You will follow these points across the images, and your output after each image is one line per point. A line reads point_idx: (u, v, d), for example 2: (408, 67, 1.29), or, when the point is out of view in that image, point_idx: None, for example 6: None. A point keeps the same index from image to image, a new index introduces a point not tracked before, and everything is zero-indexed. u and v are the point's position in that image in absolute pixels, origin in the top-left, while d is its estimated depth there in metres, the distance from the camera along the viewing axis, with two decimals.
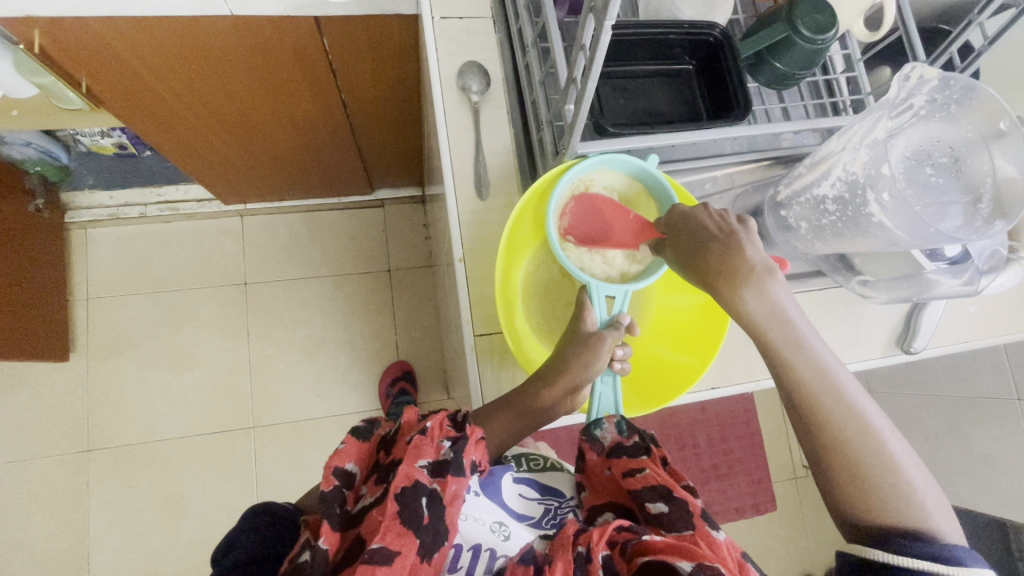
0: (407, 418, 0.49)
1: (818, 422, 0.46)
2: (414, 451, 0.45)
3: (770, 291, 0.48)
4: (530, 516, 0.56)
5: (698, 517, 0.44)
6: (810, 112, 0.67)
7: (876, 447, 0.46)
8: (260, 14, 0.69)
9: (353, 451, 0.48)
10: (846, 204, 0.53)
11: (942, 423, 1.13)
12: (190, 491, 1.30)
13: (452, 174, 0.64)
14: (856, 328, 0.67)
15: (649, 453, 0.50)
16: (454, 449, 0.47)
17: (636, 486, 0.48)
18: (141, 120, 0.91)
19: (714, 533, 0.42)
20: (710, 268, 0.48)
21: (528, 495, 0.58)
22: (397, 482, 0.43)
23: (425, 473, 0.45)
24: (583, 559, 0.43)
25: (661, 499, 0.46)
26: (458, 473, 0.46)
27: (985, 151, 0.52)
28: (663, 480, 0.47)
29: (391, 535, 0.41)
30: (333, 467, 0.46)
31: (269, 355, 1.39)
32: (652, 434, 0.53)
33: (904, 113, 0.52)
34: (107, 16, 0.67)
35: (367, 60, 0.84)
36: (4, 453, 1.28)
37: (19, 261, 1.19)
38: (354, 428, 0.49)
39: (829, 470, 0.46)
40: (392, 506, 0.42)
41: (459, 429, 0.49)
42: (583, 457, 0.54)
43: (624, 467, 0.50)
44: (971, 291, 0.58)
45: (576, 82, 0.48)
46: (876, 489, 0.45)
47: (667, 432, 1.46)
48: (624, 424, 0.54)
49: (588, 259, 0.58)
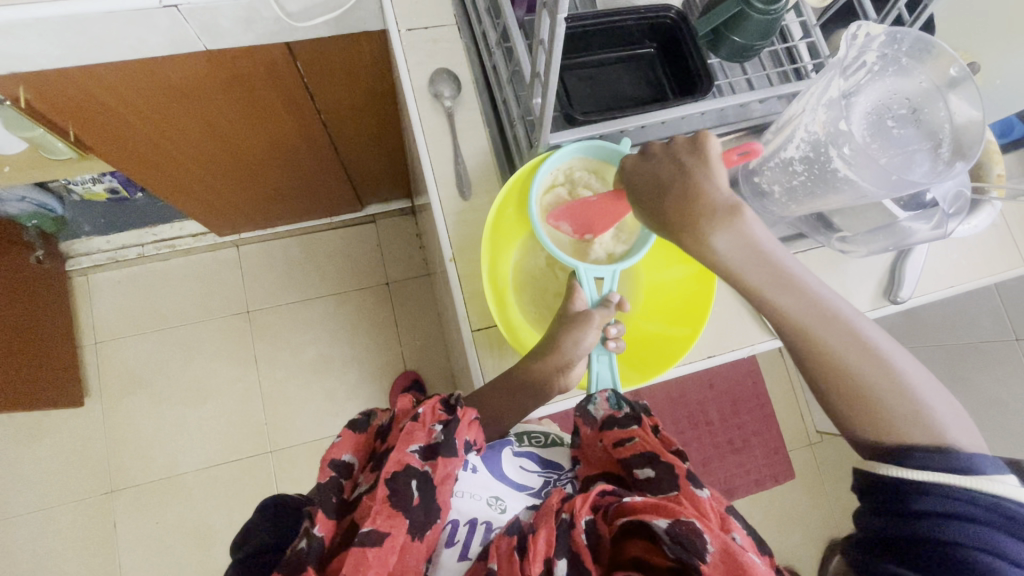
0: (402, 406, 0.52)
1: (816, 352, 0.50)
2: (404, 438, 0.49)
3: (740, 225, 0.49)
4: (530, 487, 0.61)
5: (684, 477, 0.47)
6: (773, 80, 0.68)
7: (869, 358, 0.49)
8: (233, 45, 0.72)
9: (349, 443, 0.52)
10: (812, 164, 0.55)
11: (946, 373, 1.14)
12: (216, 520, 1.32)
13: (433, 178, 0.66)
14: (844, 283, 0.69)
15: (638, 422, 0.54)
16: (445, 432, 0.50)
17: (625, 454, 0.53)
18: (131, 161, 0.94)
19: (696, 492, 0.45)
20: (672, 217, 0.51)
21: (529, 468, 0.63)
22: (388, 467, 0.47)
23: (416, 458, 0.48)
24: (567, 525, 0.46)
25: (648, 465, 0.51)
26: (448, 455, 0.49)
27: (940, 99, 0.54)
28: (652, 446, 0.52)
29: (381, 518, 0.44)
30: (331, 459, 0.50)
31: (279, 380, 1.41)
32: (644, 404, 0.56)
33: (858, 71, 0.54)
34: (88, 64, 0.69)
35: (342, 80, 0.86)
36: (31, 501, 1.30)
37: (26, 313, 1.22)
38: (352, 421, 0.54)
39: (837, 397, 0.50)
40: (381, 491, 0.45)
41: (450, 412, 0.52)
42: (579, 430, 0.58)
43: (614, 438, 0.54)
44: (942, 234, 0.59)
45: (540, 76, 0.50)
46: (867, 400, 0.49)
47: (679, 412, 1.47)
48: (616, 396, 0.57)
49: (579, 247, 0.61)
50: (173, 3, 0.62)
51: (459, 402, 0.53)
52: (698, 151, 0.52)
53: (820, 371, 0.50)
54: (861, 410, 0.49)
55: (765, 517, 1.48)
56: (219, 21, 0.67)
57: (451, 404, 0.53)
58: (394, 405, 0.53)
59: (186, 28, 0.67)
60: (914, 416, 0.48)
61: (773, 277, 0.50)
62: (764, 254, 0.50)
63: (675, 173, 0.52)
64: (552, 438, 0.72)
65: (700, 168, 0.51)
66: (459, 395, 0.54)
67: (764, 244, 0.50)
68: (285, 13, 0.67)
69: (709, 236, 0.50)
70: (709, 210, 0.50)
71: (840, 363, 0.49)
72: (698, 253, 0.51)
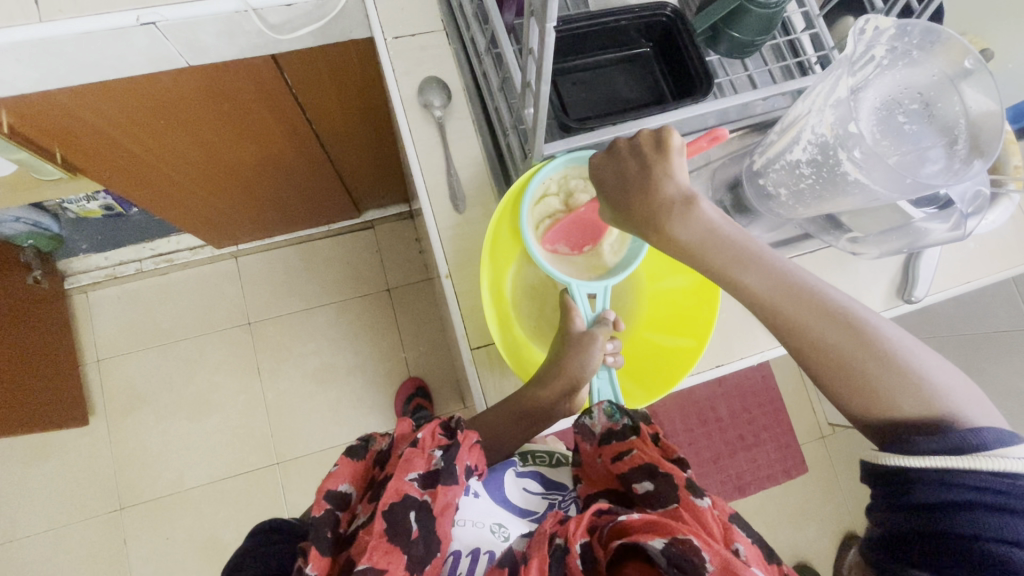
0: (401, 430, 0.52)
1: (802, 345, 0.45)
2: (403, 465, 0.47)
3: (695, 214, 0.48)
4: (533, 511, 0.59)
5: (683, 488, 0.46)
6: (776, 76, 0.66)
7: (858, 339, 0.44)
8: (217, 60, 0.70)
9: (347, 472, 0.50)
10: (820, 167, 0.53)
11: (962, 364, 1.11)
12: (226, 533, 1.31)
13: (426, 191, 0.64)
14: (855, 284, 0.67)
15: (636, 433, 0.52)
16: (446, 457, 0.48)
17: (625, 468, 0.51)
18: (121, 180, 0.92)
19: (696, 502, 0.45)
20: (637, 215, 0.50)
21: (532, 489, 0.62)
22: (386, 497, 0.45)
23: (415, 486, 0.46)
24: (561, 551, 0.44)
25: (647, 478, 0.49)
26: (448, 482, 0.47)
27: (954, 91, 0.51)
28: (649, 458, 0.50)
29: (379, 554, 0.43)
30: (326, 491, 0.48)
31: (283, 390, 1.40)
32: (642, 413, 0.55)
33: (866, 65, 0.51)
34: (69, 87, 0.67)
35: (330, 89, 0.84)
36: (41, 521, 1.30)
37: (28, 334, 1.21)
38: (349, 447, 0.52)
39: (837, 391, 0.45)
40: (378, 525, 0.43)
41: (451, 437, 0.51)
42: (579, 447, 0.57)
43: (614, 452, 0.53)
44: (961, 236, 0.55)
45: (532, 86, 0.48)
46: (859, 375, 0.44)
47: (688, 410, 1.45)
48: (613, 408, 0.55)
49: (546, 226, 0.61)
50: (151, 20, 0.61)
51: (460, 424, 0.52)
52: (662, 146, 0.50)
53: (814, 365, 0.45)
54: (857, 388, 0.44)
55: (779, 512, 1.46)
56: (201, 36, 0.65)
57: (451, 428, 0.51)
58: (394, 429, 0.52)
59: (167, 46, 0.65)
60: (907, 389, 0.43)
61: (735, 256, 0.46)
62: (726, 238, 0.47)
63: (639, 171, 0.50)
64: (558, 457, 0.70)
65: (661, 165, 0.49)
66: (459, 418, 0.53)
67: (729, 229, 0.47)
68: (267, 26, 0.65)
69: (669, 228, 0.48)
70: (663, 206, 0.49)
71: (822, 342, 0.44)
72: (663, 248, 0.50)
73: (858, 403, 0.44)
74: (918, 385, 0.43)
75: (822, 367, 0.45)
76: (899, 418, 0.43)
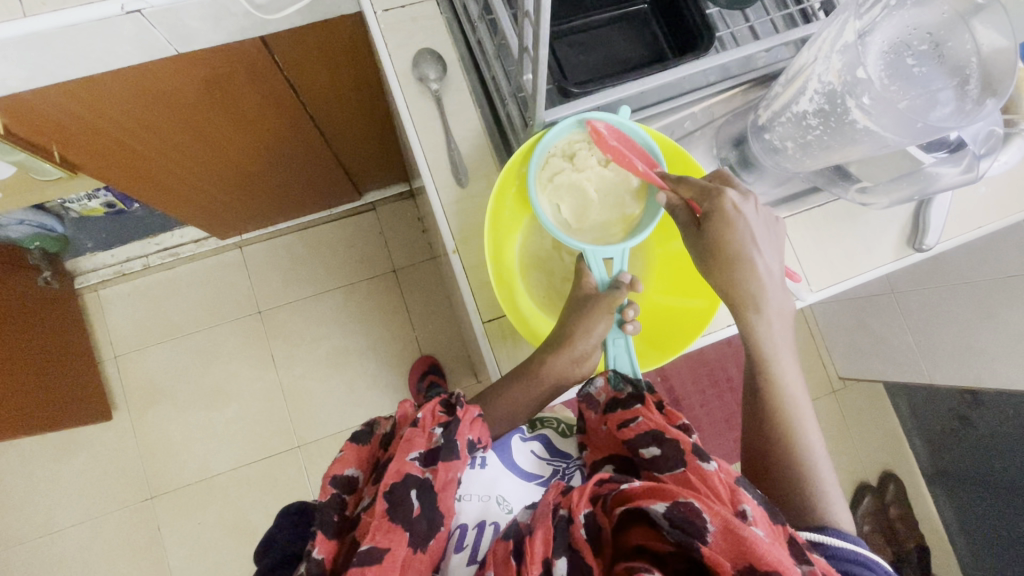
0: (403, 411, 0.53)
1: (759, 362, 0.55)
2: (405, 446, 0.49)
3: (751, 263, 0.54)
4: (539, 476, 0.61)
5: (690, 452, 0.47)
6: (778, 26, 0.63)
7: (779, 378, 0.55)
8: (205, 46, 0.68)
9: (352, 456, 0.52)
10: (827, 117, 0.52)
11: (973, 309, 1.11)
12: (254, 517, 1.35)
13: (427, 166, 0.63)
14: (864, 237, 0.66)
15: (642, 401, 0.53)
16: (446, 433, 0.50)
17: (631, 435, 0.51)
18: (122, 174, 0.92)
19: (703, 466, 0.45)
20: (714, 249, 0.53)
21: (540, 455, 0.63)
22: (389, 477, 0.46)
23: (417, 465, 0.48)
24: (565, 521, 0.45)
25: (654, 444, 0.49)
26: (449, 458, 0.49)
27: (964, 28, 0.50)
28: (656, 424, 0.50)
29: (381, 533, 0.44)
30: (333, 476, 0.50)
31: (299, 376, 1.42)
32: (647, 382, 0.55)
33: (873, 7, 0.50)
34: (60, 81, 0.66)
35: (322, 67, 0.82)
36: (76, 513, 1.34)
37: (44, 334, 1.23)
38: (354, 434, 0.54)
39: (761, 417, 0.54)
40: (379, 506, 0.45)
41: (451, 413, 0.52)
42: (584, 415, 0.58)
43: (619, 420, 0.53)
44: (972, 179, 0.54)
45: (529, 50, 0.47)
46: (781, 454, 0.53)
47: (698, 372, 1.46)
48: (617, 378, 0.57)
49: (560, 173, 0.57)
50: (136, 8, 0.59)
51: (460, 401, 0.53)
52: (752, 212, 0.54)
53: (759, 387, 0.55)
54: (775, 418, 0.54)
55: None
56: (187, 22, 0.63)
57: (452, 404, 0.53)
58: (397, 410, 0.54)
59: (154, 33, 0.64)
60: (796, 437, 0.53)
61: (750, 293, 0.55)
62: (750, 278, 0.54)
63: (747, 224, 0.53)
64: (566, 426, 0.70)
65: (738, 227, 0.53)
66: (460, 394, 0.54)
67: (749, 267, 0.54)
68: (254, 7, 0.64)
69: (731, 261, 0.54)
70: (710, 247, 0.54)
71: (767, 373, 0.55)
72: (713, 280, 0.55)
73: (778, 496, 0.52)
74: (820, 497, 0.51)
75: (770, 460, 0.53)
76: (787, 463, 0.52)
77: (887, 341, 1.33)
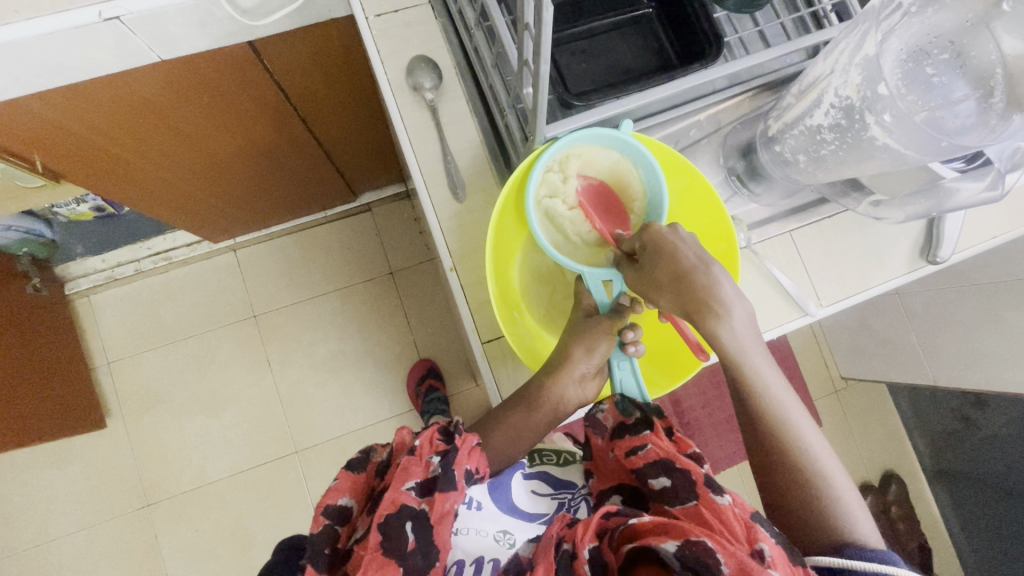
0: (400, 438, 0.51)
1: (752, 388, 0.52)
2: (401, 475, 0.47)
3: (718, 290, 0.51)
4: (542, 514, 0.58)
5: (702, 485, 0.45)
6: (789, 29, 0.60)
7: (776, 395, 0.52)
8: (190, 53, 0.66)
9: (346, 484, 0.50)
10: (843, 132, 0.50)
11: (978, 312, 1.09)
12: (252, 523, 1.34)
13: (423, 180, 0.60)
14: (876, 248, 0.64)
15: (650, 427, 0.51)
16: (443, 462, 0.48)
17: (640, 464, 0.50)
18: (108, 182, 0.89)
19: (716, 499, 0.44)
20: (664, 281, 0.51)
21: (541, 491, 0.60)
22: (383, 507, 0.45)
23: (413, 495, 0.46)
24: (569, 556, 0.43)
25: (663, 474, 0.48)
26: (446, 488, 0.46)
27: (987, 34, 0.47)
28: (665, 452, 0.49)
29: (374, 568, 0.43)
30: (326, 506, 0.48)
31: (296, 381, 1.40)
32: (655, 405, 0.53)
33: (892, 14, 0.48)
34: (37, 91, 0.63)
35: (312, 70, 0.78)
36: (72, 522, 1.33)
37: (35, 342, 1.21)
38: (349, 462, 0.52)
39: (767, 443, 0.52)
40: (373, 538, 0.44)
41: (449, 441, 0.50)
42: (591, 442, 0.57)
43: (627, 446, 0.52)
44: (997, 197, 0.52)
45: (529, 63, 0.44)
46: (794, 479, 0.50)
47: (700, 374, 1.44)
48: (624, 401, 0.55)
49: (549, 202, 0.56)
50: (114, 15, 0.56)
51: (458, 428, 0.51)
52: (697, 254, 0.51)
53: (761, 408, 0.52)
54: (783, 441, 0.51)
55: None
56: (168, 27, 0.60)
57: (450, 432, 0.51)
58: (393, 437, 0.52)
59: (134, 40, 0.61)
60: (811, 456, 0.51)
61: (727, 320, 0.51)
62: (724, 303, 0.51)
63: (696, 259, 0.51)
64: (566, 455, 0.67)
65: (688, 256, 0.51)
66: (459, 421, 0.52)
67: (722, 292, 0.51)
68: (237, 11, 0.61)
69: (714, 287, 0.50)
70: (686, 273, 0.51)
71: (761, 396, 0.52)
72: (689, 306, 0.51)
73: (804, 532, 0.49)
74: (846, 516, 0.49)
75: (783, 496, 0.51)
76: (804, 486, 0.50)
77: (890, 343, 1.32)
